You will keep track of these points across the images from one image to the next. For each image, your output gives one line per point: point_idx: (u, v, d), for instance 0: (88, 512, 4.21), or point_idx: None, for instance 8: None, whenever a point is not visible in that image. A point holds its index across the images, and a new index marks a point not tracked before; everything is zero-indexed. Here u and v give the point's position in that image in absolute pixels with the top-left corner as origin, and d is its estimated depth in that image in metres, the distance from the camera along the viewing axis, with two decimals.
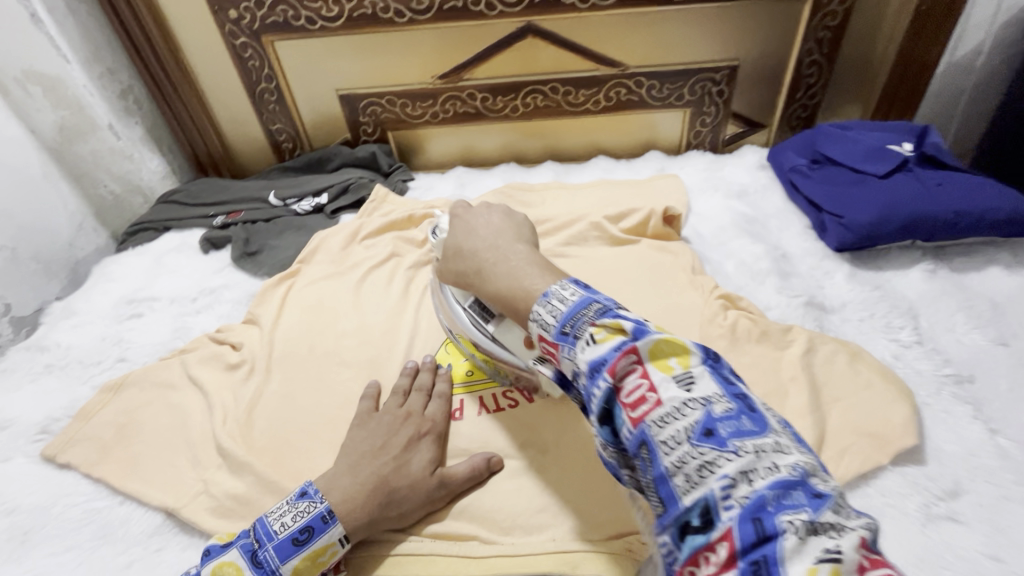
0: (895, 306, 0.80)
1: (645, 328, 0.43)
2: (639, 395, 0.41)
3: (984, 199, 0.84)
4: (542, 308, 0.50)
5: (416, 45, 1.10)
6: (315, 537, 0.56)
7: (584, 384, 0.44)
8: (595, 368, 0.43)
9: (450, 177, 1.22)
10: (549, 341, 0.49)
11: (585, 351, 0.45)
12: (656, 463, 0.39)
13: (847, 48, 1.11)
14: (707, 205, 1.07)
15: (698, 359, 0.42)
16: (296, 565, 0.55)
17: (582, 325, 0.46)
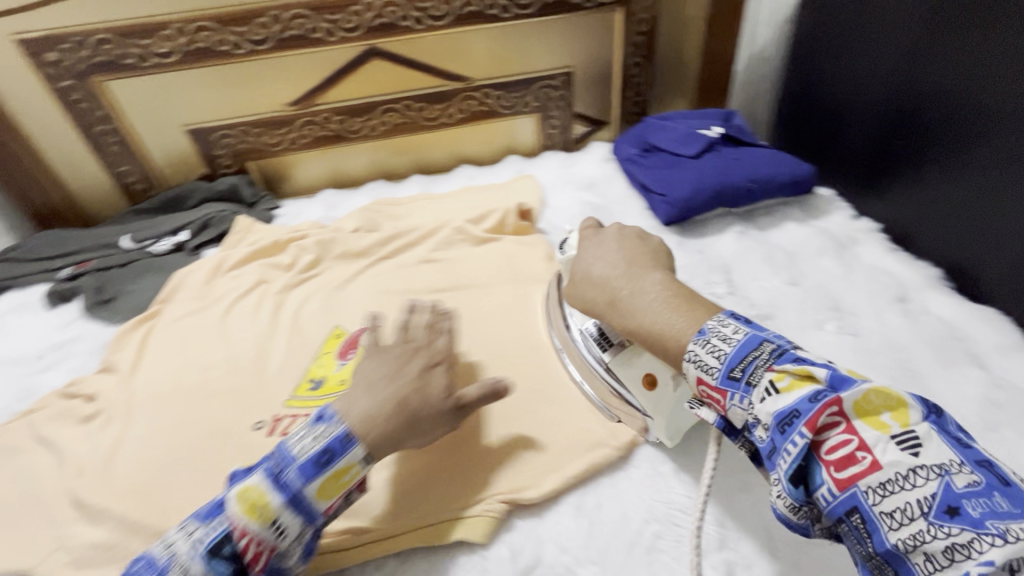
0: (712, 265, 0.94)
1: (844, 378, 0.44)
2: (846, 455, 0.42)
3: (770, 167, 1.01)
4: (699, 346, 0.51)
5: (261, 74, 1.11)
6: (337, 456, 0.55)
7: (764, 436, 0.45)
8: (784, 422, 0.43)
9: (318, 200, 1.24)
10: (712, 385, 0.49)
11: (764, 402, 0.45)
12: (878, 535, 0.40)
13: (661, 49, 1.27)
14: (561, 198, 1.17)
15: (918, 414, 0.42)
16: (321, 484, 0.55)
17: (755, 370, 0.47)
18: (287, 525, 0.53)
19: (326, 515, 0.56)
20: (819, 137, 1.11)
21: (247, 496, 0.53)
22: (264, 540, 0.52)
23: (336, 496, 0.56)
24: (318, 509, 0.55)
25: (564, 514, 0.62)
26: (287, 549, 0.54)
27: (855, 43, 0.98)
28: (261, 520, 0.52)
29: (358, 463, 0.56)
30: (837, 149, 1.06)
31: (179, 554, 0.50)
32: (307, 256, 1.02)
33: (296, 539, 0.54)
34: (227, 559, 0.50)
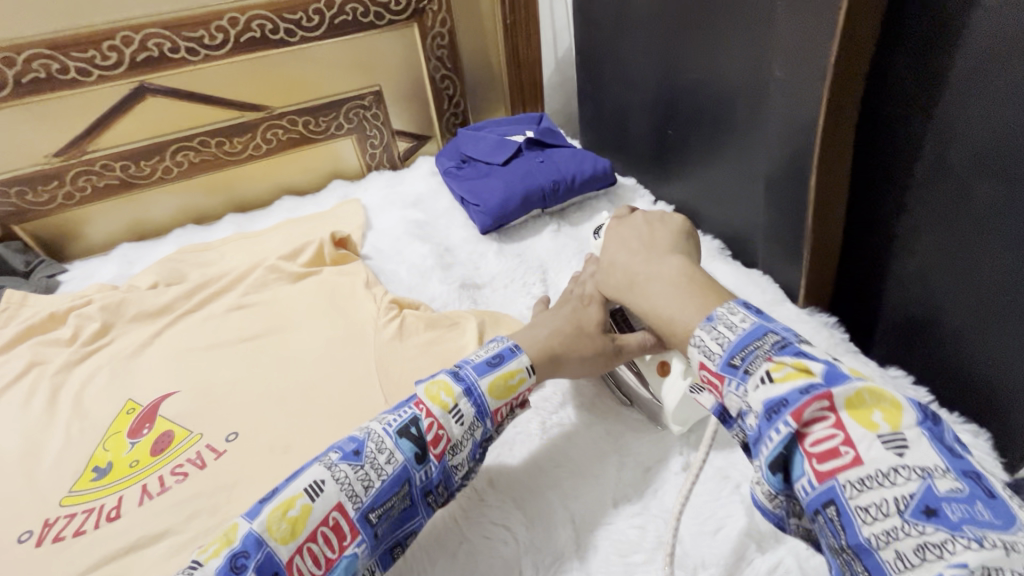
0: (530, 267, 0.98)
1: (841, 373, 0.38)
2: (828, 447, 0.36)
3: (573, 166, 1.06)
4: (705, 332, 0.46)
5: (8, 125, 0.97)
6: (507, 360, 0.60)
7: (753, 423, 0.40)
8: (772, 410, 0.38)
9: (113, 256, 1.10)
10: (711, 371, 0.45)
11: (757, 390, 0.40)
12: (851, 530, 0.35)
13: (469, 61, 1.30)
14: (386, 219, 1.15)
15: (912, 418, 0.36)
16: (491, 381, 0.58)
17: (754, 359, 0.42)
18: (464, 415, 0.55)
19: (494, 419, 0.58)
20: (614, 131, 1.18)
21: (434, 386, 0.56)
22: (441, 426, 0.54)
23: (505, 400, 0.58)
24: (489, 409, 0.57)
25: None
26: (458, 444, 0.54)
27: (622, 42, 1.05)
28: (441, 404, 0.55)
29: (522, 367, 0.60)
30: (630, 140, 1.14)
31: (375, 429, 0.53)
32: (92, 324, 0.90)
33: (467, 436, 0.55)
34: (410, 440, 0.52)
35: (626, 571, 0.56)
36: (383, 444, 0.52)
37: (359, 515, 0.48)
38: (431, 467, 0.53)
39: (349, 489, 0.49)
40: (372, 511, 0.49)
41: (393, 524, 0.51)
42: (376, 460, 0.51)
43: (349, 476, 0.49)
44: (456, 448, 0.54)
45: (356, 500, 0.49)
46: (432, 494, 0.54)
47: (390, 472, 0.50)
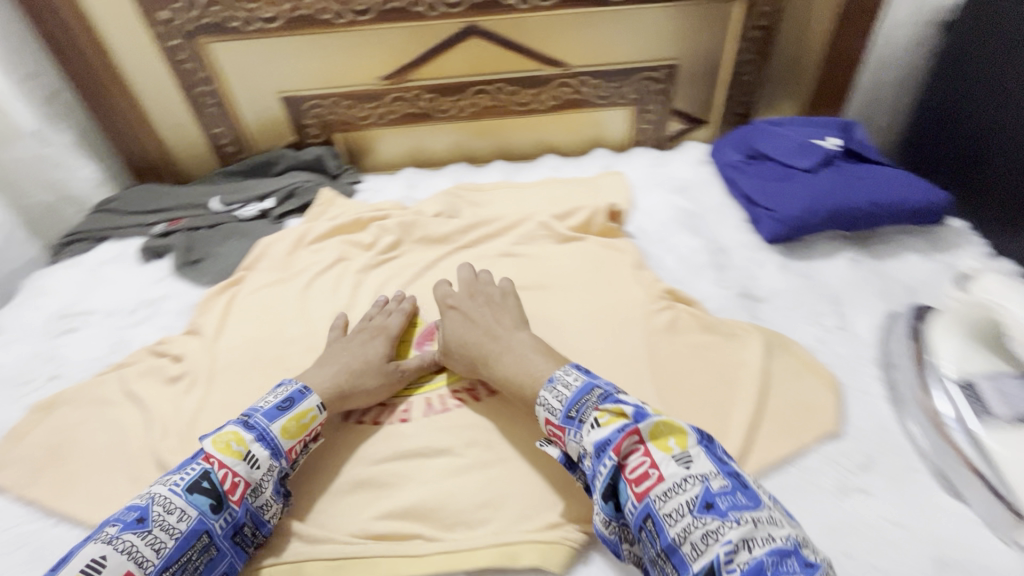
0: (820, 295, 0.85)
1: (644, 413, 0.55)
2: (642, 472, 0.52)
3: (899, 191, 0.90)
4: (547, 393, 0.62)
5: (359, 46, 1.10)
6: (298, 402, 0.65)
7: (589, 463, 0.55)
8: (601, 448, 0.54)
9: (399, 177, 1.22)
10: (555, 424, 0.60)
11: (589, 434, 0.56)
12: (663, 533, 0.49)
13: (780, 47, 1.16)
14: (650, 200, 1.10)
15: (694, 440, 0.54)
16: (284, 423, 0.62)
17: (586, 410, 0.58)
18: (258, 460, 0.59)
19: (288, 457, 0.62)
20: (968, 163, 1.00)
21: (223, 438, 0.58)
22: (236, 472, 0.57)
23: (298, 439, 0.63)
24: (284, 448, 0.61)
25: None
26: (259, 486, 0.58)
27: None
28: (235, 455, 0.57)
29: (314, 407, 0.65)
30: (987, 178, 0.96)
31: (165, 495, 0.54)
32: (387, 237, 1.01)
33: (264, 480, 0.59)
34: (200, 494, 0.54)
35: None
36: (554, 403, 0.60)
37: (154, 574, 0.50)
38: (225, 518, 0.55)
39: (251, 484, 0.57)
40: (167, 570, 0.51)
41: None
42: (166, 521, 0.52)
43: (579, 436, 0.57)
44: (667, 493, 0.50)
45: (148, 565, 0.50)
46: (237, 537, 0.56)
47: (182, 530, 0.52)
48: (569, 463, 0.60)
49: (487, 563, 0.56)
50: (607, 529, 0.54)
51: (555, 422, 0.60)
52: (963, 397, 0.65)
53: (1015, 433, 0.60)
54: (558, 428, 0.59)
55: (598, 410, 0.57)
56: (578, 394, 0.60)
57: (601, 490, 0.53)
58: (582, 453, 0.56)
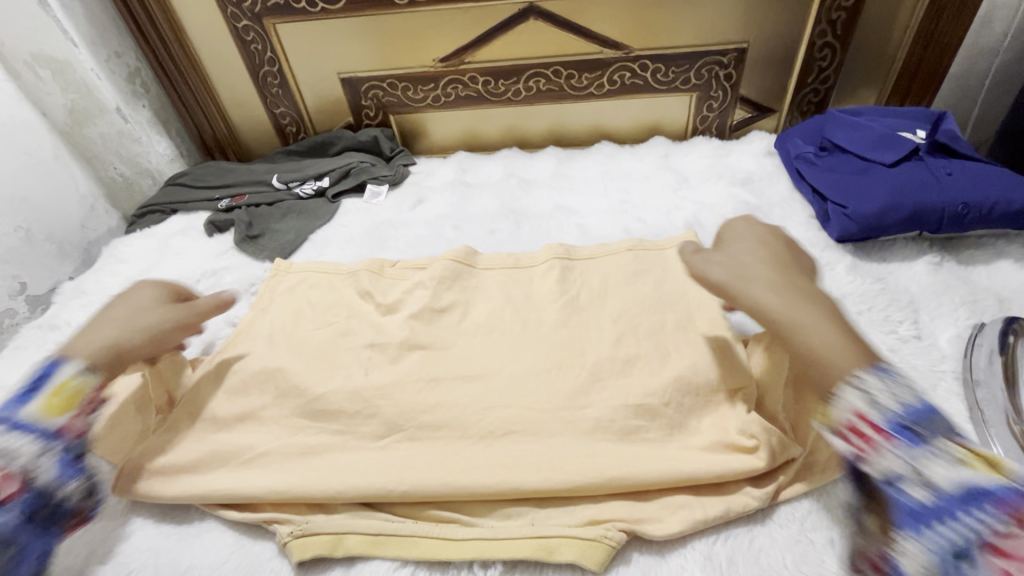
0: (896, 300, 0.78)
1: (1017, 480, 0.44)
2: (1012, 545, 0.42)
3: (994, 190, 0.81)
4: (880, 381, 0.48)
5: (418, 28, 1.09)
6: (48, 379, 0.61)
7: (923, 494, 0.45)
8: (970, 494, 0.44)
9: (452, 161, 1.22)
10: (871, 422, 0.48)
11: (942, 467, 0.45)
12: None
13: (862, 30, 1.07)
14: (710, 193, 1.04)
15: None
16: (41, 402, 0.59)
17: (941, 439, 0.46)
18: (13, 446, 0.57)
19: (65, 432, 0.60)
20: None
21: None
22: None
23: (70, 412, 0.60)
24: (54, 425, 0.59)
25: (687, 560, 0.55)
26: (35, 475, 0.57)
27: None
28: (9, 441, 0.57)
29: (74, 376, 0.61)
30: None
31: None
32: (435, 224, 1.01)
33: (34, 461, 0.57)
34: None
35: None
36: (884, 398, 0.47)
37: None
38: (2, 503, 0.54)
39: (27, 473, 0.56)
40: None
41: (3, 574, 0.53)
42: None
43: (903, 455, 0.46)
44: None
45: None
46: (40, 520, 0.56)
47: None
48: (856, 466, 0.49)
49: (524, 555, 0.56)
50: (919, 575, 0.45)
51: (872, 420, 0.48)
52: None
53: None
54: (874, 429, 0.47)
55: (958, 452, 0.46)
56: (924, 409, 0.47)
57: (962, 543, 0.43)
58: (898, 472, 0.46)
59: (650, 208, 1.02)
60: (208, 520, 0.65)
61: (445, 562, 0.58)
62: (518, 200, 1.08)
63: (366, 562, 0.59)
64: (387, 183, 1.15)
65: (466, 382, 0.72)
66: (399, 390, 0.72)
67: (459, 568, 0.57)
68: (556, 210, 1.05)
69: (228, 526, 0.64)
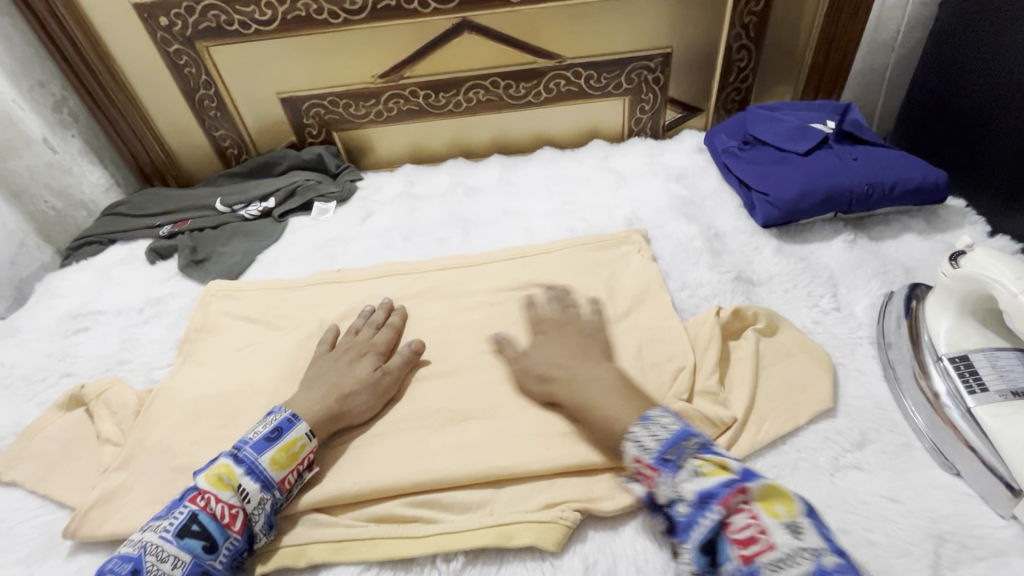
0: (817, 276, 0.85)
1: (751, 471, 0.49)
2: (750, 534, 0.45)
3: (895, 171, 0.89)
4: (641, 429, 0.54)
5: (355, 45, 1.11)
6: (286, 432, 0.63)
7: (685, 511, 0.49)
8: (703, 499, 0.47)
9: (399, 174, 1.23)
10: (646, 462, 0.52)
11: (688, 481, 0.49)
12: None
13: (773, 32, 1.16)
14: (647, 190, 1.10)
15: (804, 507, 0.46)
16: (272, 455, 0.61)
17: (683, 455, 0.51)
18: (250, 492, 0.58)
19: (281, 489, 0.61)
20: (956, 138, 0.98)
21: (214, 472, 0.59)
22: (231, 504, 0.57)
23: (290, 468, 0.61)
24: (274, 480, 0.60)
25: (639, 531, 0.58)
26: (251, 518, 0.58)
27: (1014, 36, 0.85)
28: (228, 488, 0.58)
29: (304, 435, 0.63)
30: (983, 155, 0.92)
31: (151, 544, 0.54)
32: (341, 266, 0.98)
33: (260, 507, 0.59)
34: (192, 537, 0.55)
35: None
36: (648, 441, 0.53)
37: None
38: (228, 544, 0.56)
39: (245, 516, 0.58)
40: None
41: None
42: (160, 568, 0.53)
43: (675, 485, 0.50)
44: (779, 563, 0.43)
45: None
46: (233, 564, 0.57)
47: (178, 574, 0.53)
48: (651, 503, 0.53)
49: (483, 544, 0.57)
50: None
51: (647, 461, 0.52)
52: (957, 371, 0.64)
53: (1006, 407, 0.59)
54: (648, 467, 0.52)
55: (699, 459, 0.50)
56: (677, 438, 0.52)
57: (697, 542, 0.47)
58: (673, 502, 0.50)
59: (592, 207, 1.07)
60: None
61: (409, 559, 0.59)
62: (466, 208, 1.11)
63: (329, 569, 0.59)
64: (335, 200, 1.16)
65: (423, 386, 0.74)
66: None
67: (423, 565, 0.58)
68: (503, 215, 1.08)
69: None
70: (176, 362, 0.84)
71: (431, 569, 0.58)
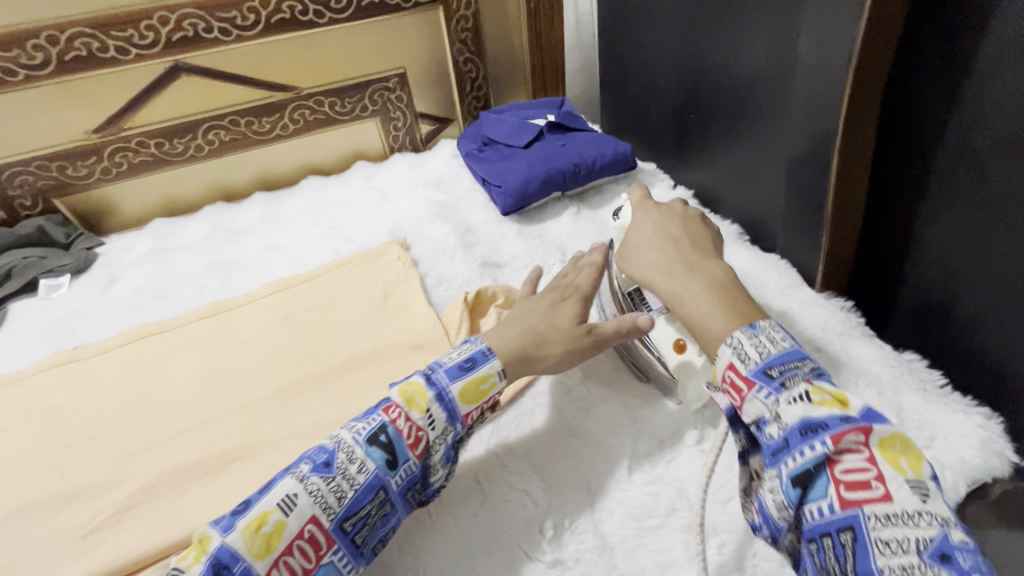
0: (548, 249, 0.99)
1: (876, 413, 0.42)
2: (859, 479, 0.40)
3: (594, 150, 1.07)
4: (745, 336, 0.47)
5: (50, 102, 1.01)
6: (479, 364, 0.61)
7: (777, 434, 0.43)
8: (809, 428, 0.42)
9: (147, 231, 1.14)
10: (739, 373, 0.46)
11: (792, 405, 0.43)
12: (863, 557, 0.38)
13: (490, 45, 1.31)
14: (408, 200, 1.17)
15: (932, 472, 0.40)
16: (463, 386, 0.59)
17: (792, 375, 0.45)
18: (437, 419, 0.57)
19: (464, 423, 0.59)
20: (634, 117, 1.20)
21: (409, 389, 0.58)
22: (420, 426, 0.56)
23: (476, 404, 0.59)
24: (460, 413, 0.58)
25: (399, 514, 0.63)
26: (433, 448, 0.56)
27: (645, 33, 1.07)
28: (420, 410, 0.56)
29: (495, 372, 0.61)
30: (654, 127, 1.15)
31: (349, 444, 0.55)
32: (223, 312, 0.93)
33: (441, 437, 0.57)
34: (379, 447, 0.54)
35: (639, 534, 0.59)
36: (752, 350, 0.46)
37: (333, 525, 0.51)
38: (408, 467, 0.55)
39: (427, 444, 0.56)
40: (346, 521, 0.52)
41: (369, 532, 0.54)
42: (349, 470, 0.53)
43: (773, 406, 0.44)
44: (892, 517, 0.38)
45: (330, 512, 0.51)
46: (408, 494, 0.56)
47: (361, 480, 0.53)
48: (733, 419, 0.48)
49: None
50: (779, 514, 0.43)
51: (741, 371, 0.46)
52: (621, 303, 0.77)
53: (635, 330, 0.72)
54: (743, 380, 0.46)
55: (811, 385, 0.44)
56: (788, 355, 0.46)
57: (793, 472, 0.41)
58: (764, 418, 0.44)
59: (357, 226, 1.11)
60: None
61: None
62: (227, 252, 1.07)
63: None
64: (68, 272, 1.03)
65: (181, 445, 0.72)
66: (103, 479, 0.68)
67: None
68: (266, 251, 1.06)
69: None
70: None
71: None
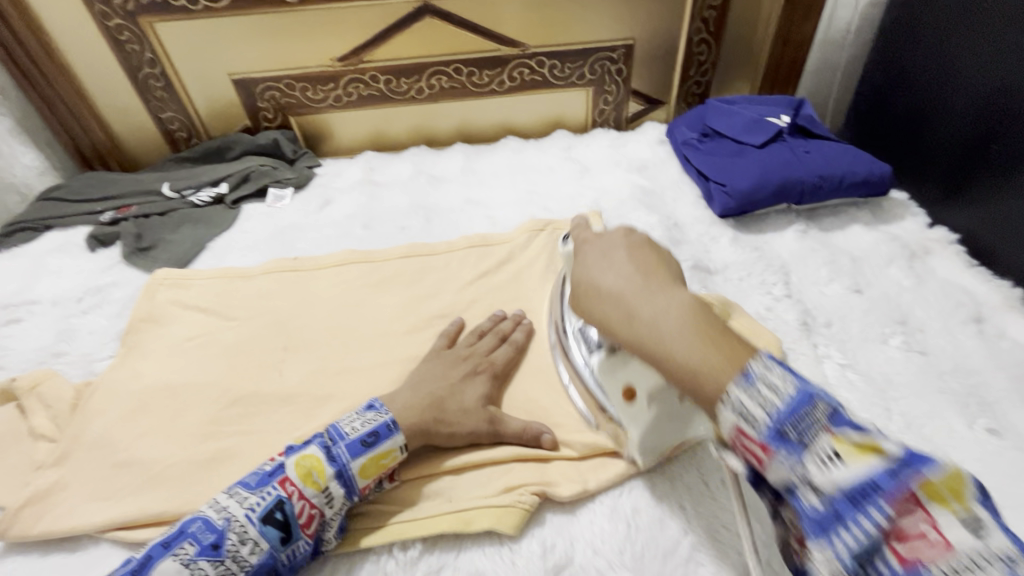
0: (770, 265, 0.88)
1: (914, 450, 0.34)
2: (913, 539, 0.31)
3: (844, 164, 0.93)
4: (743, 392, 0.37)
5: (312, 26, 1.08)
6: (382, 440, 0.57)
7: (812, 500, 0.35)
8: (849, 491, 0.33)
9: (358, 161, 1.19)
10: (752, 438, 0.37)
11: (824, 469, 0.34)
12: None
13: (731, 27, 1.18)
14: (610, 180, 1.10)
15: (979, 494, 0.32)
16: (363, 463, 0.56)
17: (810, 431, 0.35)
18: (334, 497, 0.54)
19: (361, 495, 0.56)
20: (896, 136, 1.03)
21: (305, 463, 0.54)
22: (313, 506, 0.53)
23: (374, 477, 0.57)
24: (357, 487, 0.56)
25: (596, 515, 0.59)
26: (329, 523, 0.54)
27: (951, 39, 0.89)
28: (316, 487, 0.53)
29: (398, 449, 0.58)
30: (921, 150, 0.97)
31: (236, 517, 0.50)
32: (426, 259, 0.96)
33: (338, 514, 0.54)
34: (281, 526, 0.51)
35: None
36: (756, 410, 0.36)
37: None
38: (299, 545, 0.52)
39: (241, 553, 0.49)
40: None
41: None
42: (238, 551, 0.49)
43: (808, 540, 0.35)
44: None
45: None
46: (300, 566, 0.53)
47: (252, 563, 0.49)
48: (755, 480, 0.40)
49: (441, 530, 0.56)
50: None
51: (752, 437, 0.36)
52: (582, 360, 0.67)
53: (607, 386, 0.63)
54: (758, 447, 0.36)
55: (830, 435, 0.35)
56: (799, 404, 0.35)
57: (834, 547, 0.33)
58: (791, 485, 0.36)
59: (555, 197, 1.07)
60: (101, 546, 0.59)
61: (365, 550, 0.57)
62: (429, 196, 1.09)
63: None
64: (292, 186, 1.12)
65: (383, 378, 0.73)
66: (315, 390, 0.72)
67: (379, 554, 0.56)
68: (465, 204, 1.06)
69: (123, 547, 0.59)
70: (117, 354, 0.79)
71: (387, 558, 0.56)
